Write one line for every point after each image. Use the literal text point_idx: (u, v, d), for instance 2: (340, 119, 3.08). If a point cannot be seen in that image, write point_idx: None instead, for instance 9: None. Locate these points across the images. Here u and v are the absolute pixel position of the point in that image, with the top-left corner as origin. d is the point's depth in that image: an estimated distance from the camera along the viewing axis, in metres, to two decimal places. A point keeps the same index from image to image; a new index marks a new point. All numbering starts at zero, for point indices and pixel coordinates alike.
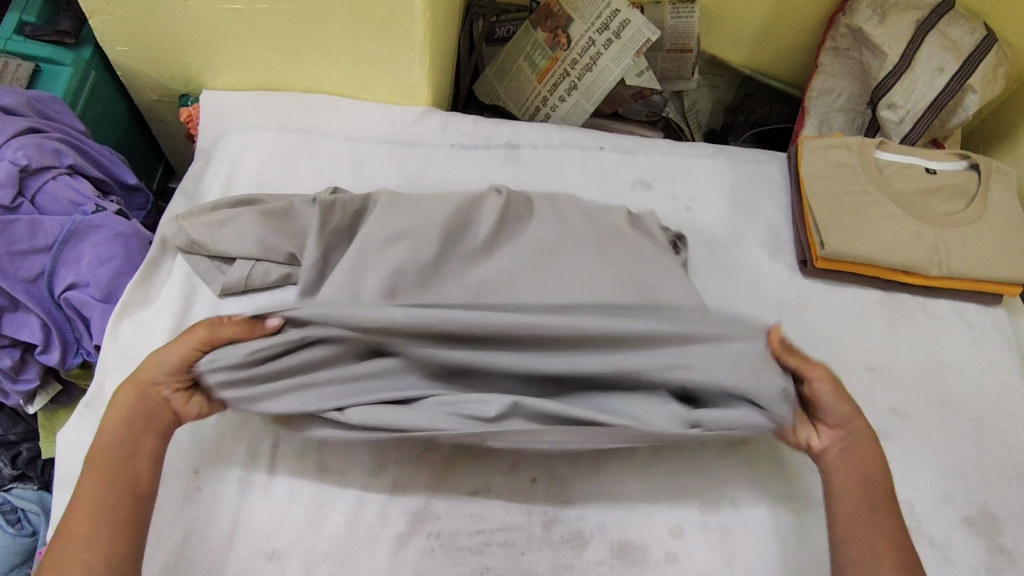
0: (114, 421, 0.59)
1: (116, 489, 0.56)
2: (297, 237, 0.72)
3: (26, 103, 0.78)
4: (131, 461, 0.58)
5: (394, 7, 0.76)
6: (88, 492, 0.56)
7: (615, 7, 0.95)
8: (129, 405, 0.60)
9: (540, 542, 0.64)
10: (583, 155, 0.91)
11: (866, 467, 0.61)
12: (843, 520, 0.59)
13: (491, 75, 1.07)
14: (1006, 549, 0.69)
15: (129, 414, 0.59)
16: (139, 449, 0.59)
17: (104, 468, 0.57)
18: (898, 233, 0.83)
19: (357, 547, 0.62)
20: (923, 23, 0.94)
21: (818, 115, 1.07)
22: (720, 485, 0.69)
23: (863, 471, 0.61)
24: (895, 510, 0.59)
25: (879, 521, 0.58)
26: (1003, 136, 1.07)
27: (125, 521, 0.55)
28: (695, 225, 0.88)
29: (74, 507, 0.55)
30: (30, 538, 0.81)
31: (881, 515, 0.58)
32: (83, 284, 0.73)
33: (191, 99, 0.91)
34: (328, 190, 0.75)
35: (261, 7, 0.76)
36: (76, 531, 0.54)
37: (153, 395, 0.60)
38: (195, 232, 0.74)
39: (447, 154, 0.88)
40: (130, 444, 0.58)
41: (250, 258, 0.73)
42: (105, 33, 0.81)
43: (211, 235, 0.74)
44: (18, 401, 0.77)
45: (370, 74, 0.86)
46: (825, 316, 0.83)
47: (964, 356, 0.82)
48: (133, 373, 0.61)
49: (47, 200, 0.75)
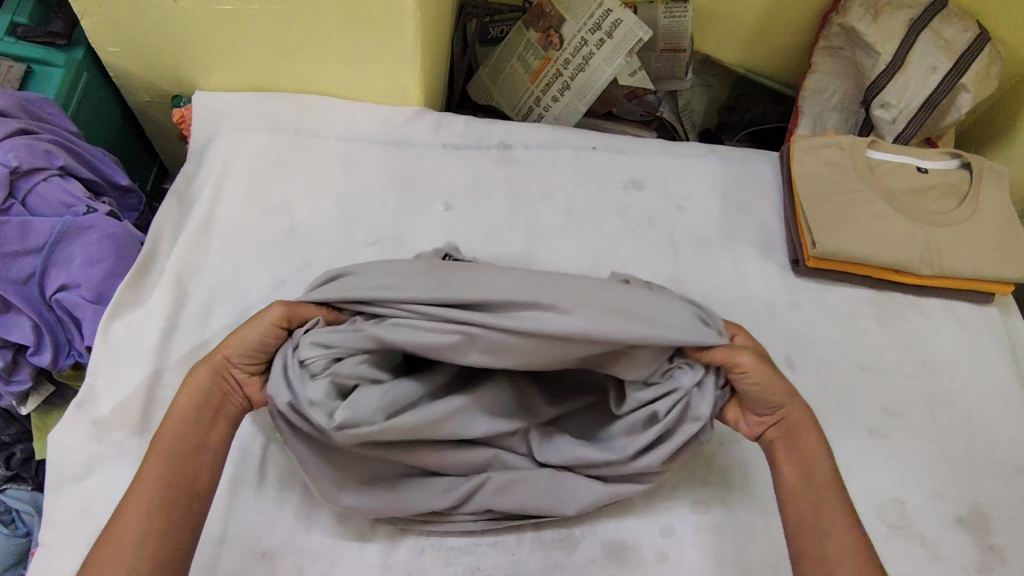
0: (183, 407, 0.58)
1: (174, 485, 0.54)
2: None
3: (17, 104, 0.78)
4: (196, 457, 0.56)
5: (385, 8, 0.76)
6: (144, 488, 0.53)
7: (608, 7, 0.95)
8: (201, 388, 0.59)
9: (531, 542, 0.64)
10: (576, 155, 0.91)
11: (807, 459, 0.60)
12: (797, 528, 0.57)
13: (485, 75, 1.07)
14: (996, 547, 0.69)
15: (203, 408, 0.58)
16: (204, 444, 0.57)
17: (170, 454, 0.55)
18: (888, 231, 0.83)
19: (347, 546, 0.62)
20: (917, 21, 0.95)
21: (812, 115, 1.07)
22: (710, 486, 0.69)
23: (806, 468, 0.59)
24: (845, 506, 0.57)
25: (833, 522, 0.56)
26: (996, 136, 1.07)
27: (162, 526, 0.52)
28: (687, 225, 0.88)
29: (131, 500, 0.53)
30: (24, 538, 0.81)
31: (831, 513, 0.57)
32: (75, 285, 0.73)
33: (183, 99, 0.91)
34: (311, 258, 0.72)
35: (251, 8, 0.77)
36: (127, 525, 0.52)
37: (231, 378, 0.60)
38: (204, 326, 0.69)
39: (439, 155, 0.88)
40: (199, 432, 0.57)
41: None
42: (97, 35, 0.81)
43: None
44: (10, 402, 0.77)
45: (362, 75, 0.86)
46: (817, 315, 0.83)
47: (955, 355, 0.82)
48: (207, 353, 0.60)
49: (37, 201, 0.74)
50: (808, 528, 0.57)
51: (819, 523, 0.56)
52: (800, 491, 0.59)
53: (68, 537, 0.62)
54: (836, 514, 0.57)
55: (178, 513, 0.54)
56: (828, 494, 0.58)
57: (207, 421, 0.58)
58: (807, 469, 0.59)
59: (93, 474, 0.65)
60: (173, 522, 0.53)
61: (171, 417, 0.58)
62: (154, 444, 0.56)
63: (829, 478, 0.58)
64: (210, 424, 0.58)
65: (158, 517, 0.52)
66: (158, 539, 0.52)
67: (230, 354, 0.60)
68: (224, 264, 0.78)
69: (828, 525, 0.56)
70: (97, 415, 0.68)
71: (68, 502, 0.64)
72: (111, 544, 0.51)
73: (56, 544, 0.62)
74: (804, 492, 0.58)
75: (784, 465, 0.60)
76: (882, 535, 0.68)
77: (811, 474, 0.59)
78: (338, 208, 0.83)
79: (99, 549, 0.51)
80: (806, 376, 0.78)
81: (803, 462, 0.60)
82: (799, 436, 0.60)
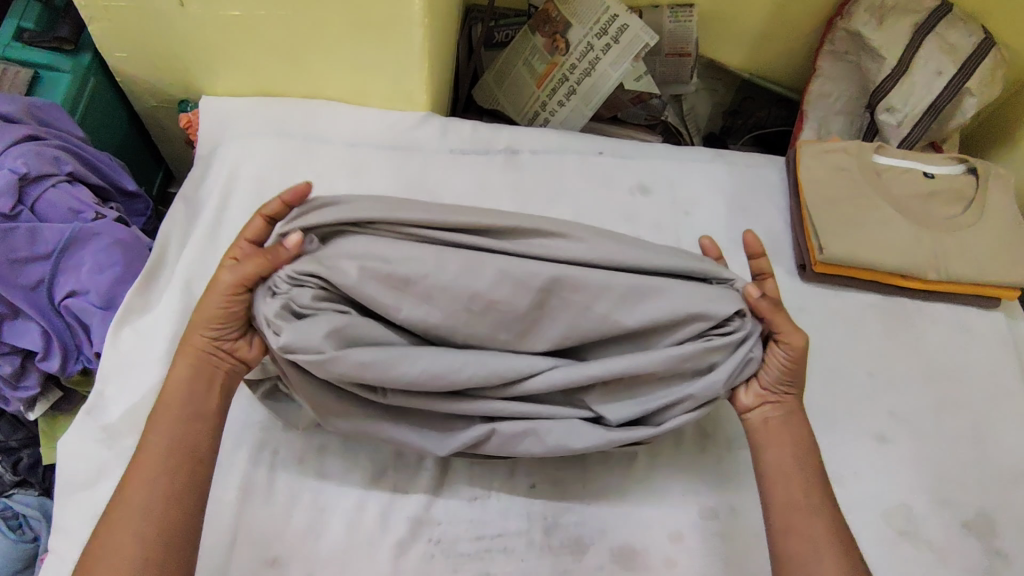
0: (177, 380, 0.60)
1: (174, 457, 0.56)
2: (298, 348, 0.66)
3: (25, 110, 0.78)
4: (192, 429, 0.58)
5: (393, 14, 0.77)
6: (148, 461, 0.56)
7: (614, 12, 0.95)
8: (188, 368, 0.60)
9: (540, 548, 0.65)
10: (583, 160, 0.91)
11: (796, 448, 0.61)
12: (780, 514, 0.58)
13: (490, 80, 1.07)
14: (1003, 553, 0.70)
15: (195, 379, 0.60)
16: (201, 416, 0.59)
17: (168, 428, 0.57)
18: (895, 237, 0.83)
19: (357, 552, 0.63)
20: (922, 26, 0.94)
21: (817, 118, 1.07)
22: (719, 491, 0.69)
23: (794, 456, 0.61)
24: (827, 496, 0.59)
25: (816, 510, 0.58)
26: (1000, 139, 1.07)
27: (166, 496, 0.55)
28: (694, 230, 0.88)
29: (134, 472, 0.56)
30: (31, 544, 0.81)
31: (815, 501, 0.58)
32: (84, 291, 0.74)
33: (190, 104, 0.91)
34: None
35: (260, 14, 0.77)
36: (131, 496, 0.54)
37: (212, 355, 0.60)
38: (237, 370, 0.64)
39: (446, 160, 0.88)
40: (190, 404, 0.59)
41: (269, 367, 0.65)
42: (105, 41, 0.81)
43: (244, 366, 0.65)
44: (18, 408, 0.77)
45: (370, 81, 0.86)
46: (824, 320, 0.83)
47: (961, 359, 0.82)
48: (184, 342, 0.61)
49: (46, 208, 0.74)
50: (790, 512, 0.58)
51: (806, 509, 0.58)
52: (785, 479, 0.60)
53: (79, 544, 0.62)
54: (812, 502, 0.58)
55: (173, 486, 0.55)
56: (814, 483, 0.59)
57: (203, 394, 0.60)
58: (784, 458, 0.61)
59: (103, 481, 0.65)
60: (176, 492, 0.55)
61: (167, 391, 0.60)
62: (153, 417, 0.59)
63: (815, 468, 0.60)
64: (203, 394, 0.60)
65: (157, 489, 0.55)
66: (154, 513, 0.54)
67: (201, 337, 0.60)
68: None
69: (805, 512, 0.58)
70: (106, 421, 0.68)
71: (78, 508, 0.64)
72: (116, 515, 0.54)
73: (66, 551, 0.62)
74: (793, 480, 0.59)
75: (765, 456, 0.62)
76: (890, 541, 0.69)
77: (800, 463, 0.60)
78: None
79: (106, 519, 0.54)
80: (813, 381, 0.78)
81: (781, 452, 0.61)
82: (773, 428, 0.62)
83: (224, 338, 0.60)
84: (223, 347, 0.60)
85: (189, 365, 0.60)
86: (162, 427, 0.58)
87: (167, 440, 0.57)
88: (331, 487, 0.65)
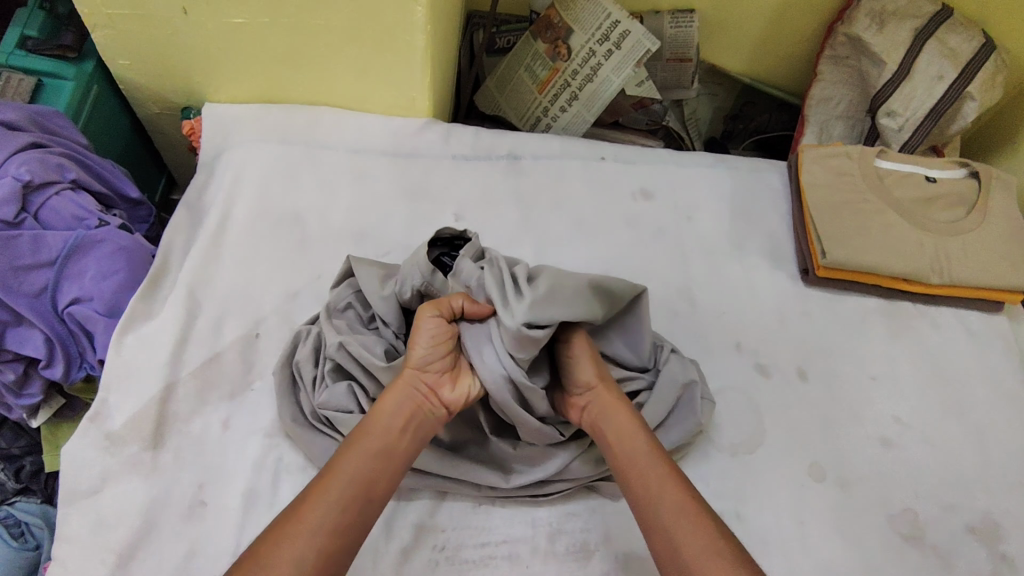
0: (377, 413, 0.57)
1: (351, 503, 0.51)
2: (316, 379, 0.68)
3: (28, 118, 0.78)
4: (383, 464, 0.55)
5: (394, 21, 0.77)
6: (324, 499, 0.51)
7: (615, 18, 0.95)
8: (391, 408, 0.58)
9: (545, 555, 0.64)
10: (585, 165, 0.92)
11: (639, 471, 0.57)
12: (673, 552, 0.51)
13: (492, 86, 1.08)
14: (1009, 557, 0.69)
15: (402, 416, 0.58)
16: (389, 450, 0.56)
17: (375, 464, 0.54)
18: (899, 242, 0.83)
19: (362, 558, 0.62)
20: (922, 31, 0.95)
21: (818, 123, 1.07)
22: (722, 495, 0.69)
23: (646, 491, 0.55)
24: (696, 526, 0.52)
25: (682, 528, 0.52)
26: (1000, 145, 1.07)
27: (332, 532, 0.49)
28: (696, 234, 0.88)
29: (315, 499, 0.51)
30: (34, 552, 0.80)
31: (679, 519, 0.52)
32: (87, 298, 0.73)
33: (193, 112, 0.91)
34: (309, 339, 0.70)
35: (263, 22, 0.77)
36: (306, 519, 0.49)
37: (422, 384, 0.60)
38: (288, 407, 0.68)
39: (449, 166, 0.89)
40: (391, 438, 0.56)
41: (302, 391, 0.68)
42: (108, 49, 0.81)
43: (301, 402, 0.68)
44: (20, 415, 0.76)
45: (373, 87, 0.87)
46: (826, 324, 0.83)
47: (964, 363, 0.82)
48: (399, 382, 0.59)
49: (49, 216, 0.74)
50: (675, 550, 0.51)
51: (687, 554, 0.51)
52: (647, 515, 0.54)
53: (82, 551, 0.62)
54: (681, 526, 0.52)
55: (364, 514, 0.52)
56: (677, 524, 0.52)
57: (400, 425, 0.57)
58: (645, 483, 0.55)
59: (106, 488, 0.65)
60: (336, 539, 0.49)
61: (382, 416, 0.57)
62: (356, 434, 0.56)
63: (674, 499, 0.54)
64: (406, 421, 0.58)
65: (328, 529, 0.49)
66: (335, 537, 0.49)
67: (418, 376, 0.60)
68: (236, 275, 0.78)
69: (677, 536, 0.51)
70: (109, 428, 0.68)
71: (81, 518, 0.64)
72: (292, 533, 0.49)
73: (69, 558, 0.62)
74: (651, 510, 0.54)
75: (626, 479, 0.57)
76: (896, 546, 0.68)
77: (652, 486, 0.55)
78: (349, 220, 0.84)
79: (277, 526, 0.49)
80: (817, 386, 0.78)
81: (639, 487, 0.55)
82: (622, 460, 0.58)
83: (432, 372, 0.61)
84: (431, 384, 0.60)
85: (393, 405, 0.58)
86: (356, 451, 0.54)
87: (356, 479, 0.53)
88: None
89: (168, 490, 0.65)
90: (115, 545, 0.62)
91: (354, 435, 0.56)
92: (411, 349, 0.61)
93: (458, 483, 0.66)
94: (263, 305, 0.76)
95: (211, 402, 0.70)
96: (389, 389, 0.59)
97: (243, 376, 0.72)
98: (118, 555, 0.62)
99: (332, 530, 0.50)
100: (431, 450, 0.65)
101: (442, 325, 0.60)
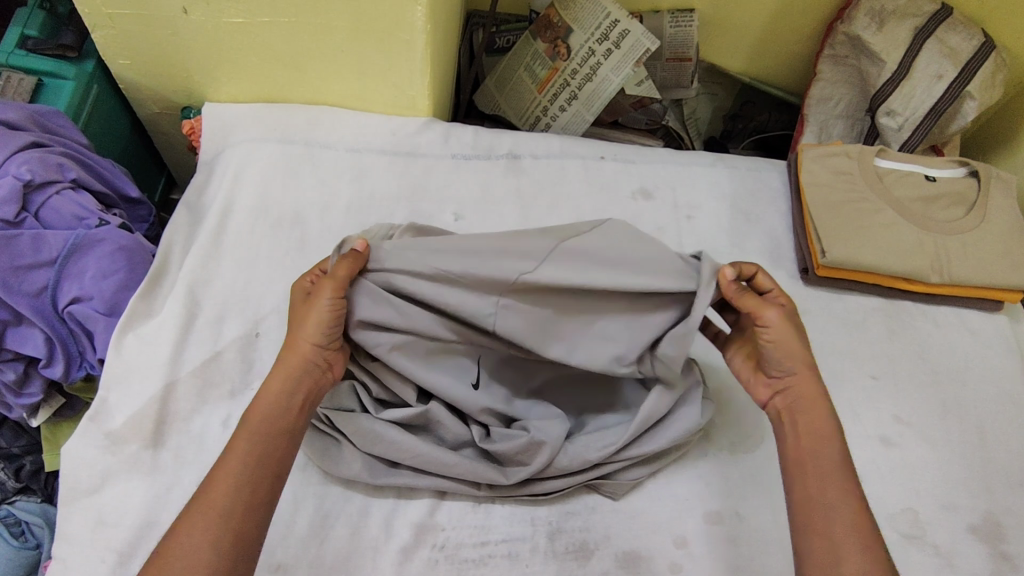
0: (273, 391, 0.57)
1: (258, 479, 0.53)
2: None
3: (29, 117, 0.78)
4: (282, 440, 0.56)
5: (394, 20, 0.77)
6: (223, 484, 0.52)
7: (615, 17, 0.96)
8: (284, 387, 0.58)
9: (545, 553, 0.64)
10: (584, 165, 0.92)
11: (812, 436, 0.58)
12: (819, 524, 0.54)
13: (492, 85, 1.08)
14: (1009, 556, 0.69)
15: (297, 391, 0.58)
16: (286, 424, 0.57)
17: (276, 440, 0.55)
18: (899, 241, 0.83)
19: (362, 557, 0.63)
20: (923, 29, 0.95)
21: (818, 123, 1.07)
22: (722, 494, 0.69)
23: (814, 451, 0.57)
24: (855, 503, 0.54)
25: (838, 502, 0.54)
26: (1001, 144, 1.07)
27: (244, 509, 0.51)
28: (696, 234, 0.88)
29: (216, 483, 0.52)
30: (34, 551, 0.80)
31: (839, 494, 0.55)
32: (88, 298, 0.74)
33: (194, 111, 0.91)
34: None
35: (262, 21, 0.77)
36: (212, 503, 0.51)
37: (319, 358, 0.60)
38: None
39: (449, 166, 0.89)
40: (289, 415, 0.57)
41: None
42: (108, 48, 0.82)
43: None
44: (21, 415, 0.76)
45: (373, 86, 0.87)
46: (826, 323, 0.83)
47: (964, 362, 0.82)
48: (287, 356, 0.59)
49: (49, 215, 0.74)
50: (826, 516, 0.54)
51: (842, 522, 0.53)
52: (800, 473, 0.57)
53: (82, 549, 0.62)
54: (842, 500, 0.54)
55: (273, 489, 0.54)
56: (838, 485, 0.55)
57: (296, 401, 0.58)
58: (819, 470, 0.56)
59: (106, 487, 0.65)
60: (247, 516, 0.51)
61: (276, 395, 0.57)
62: (246, 417, 0.56)
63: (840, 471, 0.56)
64: (302, 395, 0.58)
65: (236, 508, 0.51)
66: (244, 513, 0.51)
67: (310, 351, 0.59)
68: (236, 274, 0.78)
69: (841, 536, 0.52)
70: (110, 427, 0.68)
71: (82, 517, 0.64)
72: (199, 518, 0.50)
73: (69, 557, 0.62)
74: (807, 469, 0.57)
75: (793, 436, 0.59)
76: (895, 545, 0.68)
77: (818, 453, 0.57)
78: (349, 219, 0.84)
79: (182, 518, 0.50)
80: None
81: (812, 475, 0.56)
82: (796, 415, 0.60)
83: (327, 346, 0.61)
84: (327, 358, 0.61)
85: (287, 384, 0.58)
86: (251, 432, 0.55)
87: (257, 457, 0.54)
88: (336, 494, 0.66)
89: (168, 489, 0.65)
90: (115, 543, 0.63)
91: (247, 417, 0.56)
92: (300, 323, 0.60)
93: (456, 482, 0.66)
94: (264, 305, 0.76)
95: (211, 401, 0.70)
96: (277, 366, 0.59)
97: (244, 375, 0.72)
98: (118, 553, 0.62)
99: (241, 508, 0.51)
100: (431, 446, 0.65)
101: (334, 302, 0.60)
